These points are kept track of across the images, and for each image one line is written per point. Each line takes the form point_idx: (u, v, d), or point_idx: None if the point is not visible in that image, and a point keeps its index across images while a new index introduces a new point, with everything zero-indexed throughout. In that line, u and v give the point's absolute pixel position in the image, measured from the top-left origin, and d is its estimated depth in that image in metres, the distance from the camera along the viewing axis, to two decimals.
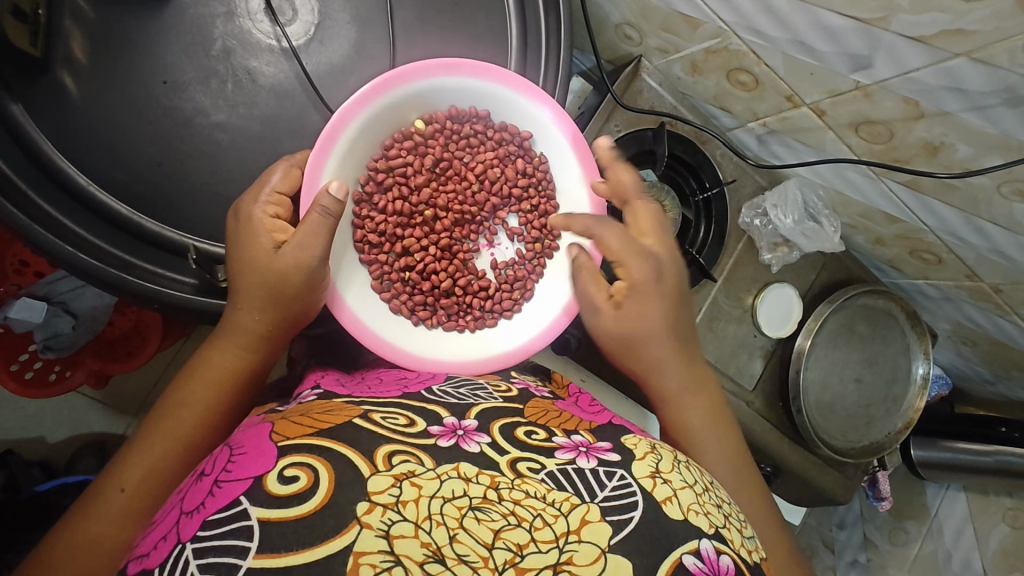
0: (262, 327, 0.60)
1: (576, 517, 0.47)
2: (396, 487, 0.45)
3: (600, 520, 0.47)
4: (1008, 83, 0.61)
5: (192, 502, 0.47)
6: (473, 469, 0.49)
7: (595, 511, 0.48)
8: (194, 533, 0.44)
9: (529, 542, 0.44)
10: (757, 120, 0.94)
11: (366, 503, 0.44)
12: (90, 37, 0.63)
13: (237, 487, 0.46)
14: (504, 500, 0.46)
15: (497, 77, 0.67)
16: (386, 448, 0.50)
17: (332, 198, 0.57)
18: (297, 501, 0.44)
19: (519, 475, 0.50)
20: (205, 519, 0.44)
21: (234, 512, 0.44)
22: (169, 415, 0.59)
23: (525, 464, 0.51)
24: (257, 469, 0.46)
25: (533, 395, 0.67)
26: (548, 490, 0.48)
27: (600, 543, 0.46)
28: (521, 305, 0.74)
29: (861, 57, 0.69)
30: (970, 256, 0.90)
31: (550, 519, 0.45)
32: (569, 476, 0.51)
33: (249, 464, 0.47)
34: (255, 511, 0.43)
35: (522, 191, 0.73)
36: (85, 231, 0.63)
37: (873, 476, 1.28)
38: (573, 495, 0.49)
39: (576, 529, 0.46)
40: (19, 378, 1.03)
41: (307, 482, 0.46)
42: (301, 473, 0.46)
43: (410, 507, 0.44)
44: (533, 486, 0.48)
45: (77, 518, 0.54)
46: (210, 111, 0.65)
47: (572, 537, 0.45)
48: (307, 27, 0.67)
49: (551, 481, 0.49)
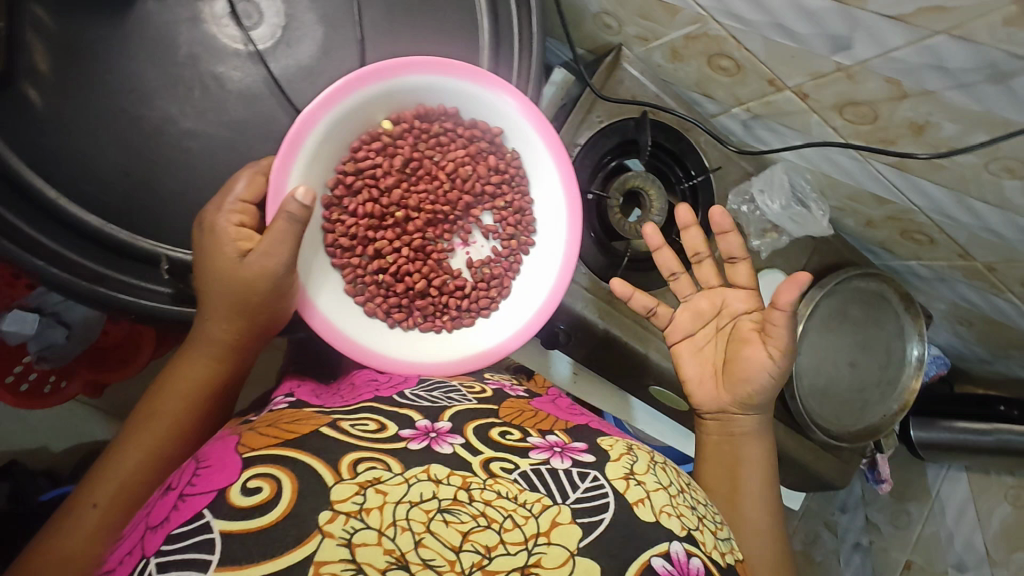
0: (230, 335, 0.61)
1: (546, 519, 0.49)
2: (360, 494, 0.47)
3: (570, 522, 0.49)
4: (990, 59, 0.59)
5: (158, 517, 0.48)
6: (444, 470, 0.51)
7: (565, 513, 0.50)
8: (158, 548, 0.45)
9: (497, 544, 0.46)
10: (741, 105, 0.92)
11: (329, 512, 0.45)
12: (52, 47, 0.63)
13: (200, 501, 0.47)
14: (474, 501, 0.48)
15: (466, 73, 0.66)
16: (353, 454, 0.50)
17: (299, 204, 0.55)
18: (259, 512, 0.46)
19: (492, 475, 0.51)
20: (168, 534, 0.45)
21: (197, 526, 0.45)
22: (137, 427, 0.59)
23: (497, 465, 0.53)
24: (220, 482, 0.48)
25: (507, 395, 0.68)
26: (520, 490, 0.50)
27: (570, 545, 0.48)
28: (498, 304, 0.73)
29: (842, 38, 0.67)
30: (961, 234, 0.89)
31: (520, 520, 0.48)
32: (541, 476, 0.52)
33: (213, 476, 0.49)
34: (218, 525, 0.45)
35: (495, 188, 0.73)
36: (53, 242, 0.62)
37: (872, 459, 1.24)
38: (546, 495, 0.51)
39: (546, 530, 0.48)
40: (13, 390, 1.04)
41: (270, 493, 0.47)
42: (264, 484, 0.48)
43: (375, 514, 0.45)
44: (505, 487, 0.50)
45: (49, 534, 0.54)
46: (179, 118, 0.65)
47: (541, 539, 0.47)
48: (273, 29, 0.66)
49: (524, 481, 0.51)
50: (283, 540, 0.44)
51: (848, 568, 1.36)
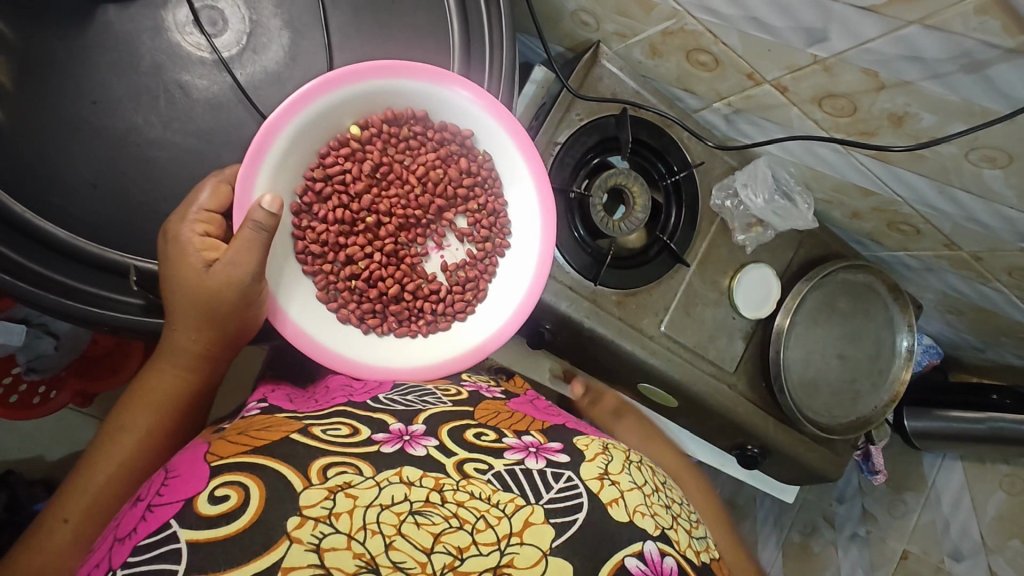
0: (198, 345, 0.62)
1: (519, 518, 0.49)
2: (329, 499, 0.47)
3: (543, 522, 0.50)
4: (964, 48, 0.59)
5: (127, 528, 0.48)
6: (416, 473, 0.51)
7: (538, 513, 0.50)
8: (124, 560, 0.45)
9: (469, 545, 0.46)
10: (721, 100, 0.92)
11: (297, 518, 0.45)
12: (14, 61, 0.63)
13: (167, 511, 0.46)
14: (447, 503, 0.48)
15: (432, 76, 0.66)
16: (321, 460, 0.50)
17: (265, 212, 0.57)
18: (226, 521, 0.45)
19: (464, 476, 0.52)
20: (135, 546, 0.45)
21: (164, 536, 0.45)
22: (108, 442, 0.60)
23: (472, 465, 0.53)
24: (186, 492, 0.47)
25: (483, 397, 0.68)
26: (493, 491, 0.50)
27: (542, 545, 0.48)
28: (475, 307, 0.74)
29: (816, 30, 0.67)
30: (945, 224, 0.88)
31: (492, 521, 0.48)
32: (514, 476, 0.53)
33: (180, 487, 0.48)
34: (184, 534, 0.44)
35: (468, 191, 0.74)
36: (18, 255, 0.62)
37: (865, 449, 1.24)
38: (518, 496, 0.51)
39: (518, 530, 0.48)
40: (4, 402, 1.02)
41: (238, 500, 0.46)
42: (231, 492, 0.47)
43: (344, 518, 0.45)
44: (478, 487, 0.51)
45: (24, 550, 0.56)
46: (145, 128, 0.65)
47: (513, 539, 0.47)
48: (238, 36, 0.67)
49: (498, 482, 0.52)
50: (250, 548, 0.44)
51: (845, 559, 1.32)
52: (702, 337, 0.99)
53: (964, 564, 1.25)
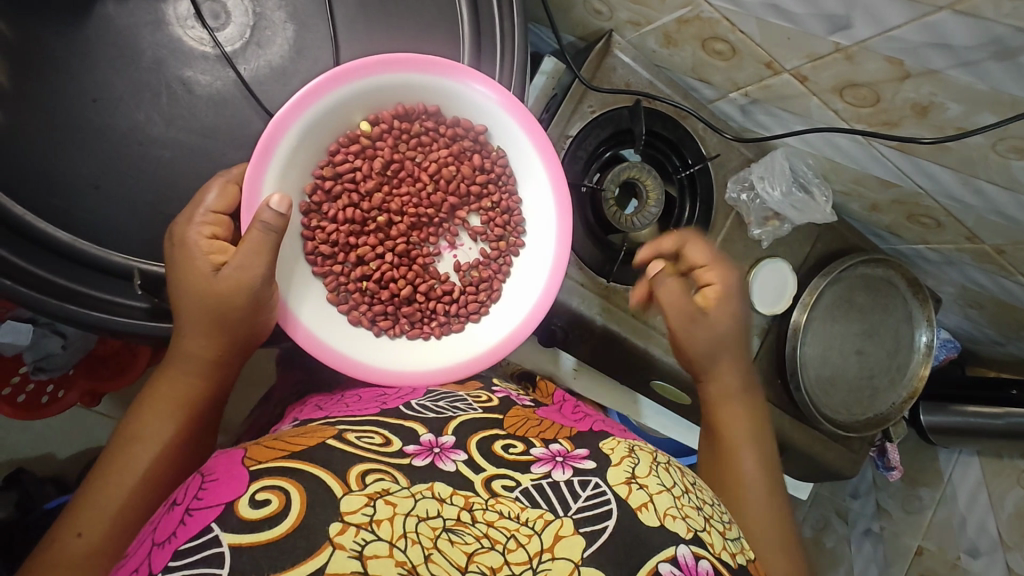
0: (209, 352, 0.60)
1: (549, 534, 0.48)
2: (369, 506, 0.45)
3: (573, 534, 0.48)
4: (996, 34, 0.56)
5: (164, 533, 0.46)
6: (447, 489, 0.49)
7: (567, 525, 0.49)
8: (165, 564, 0.43)
9: (502, 565, 0.45)
10: (738, 90, 0.89)
11: (339, 523, 0.44)
12: (8, 57, 0.61)
13: (208, 515, 0.45)
14: (477, 522, 0.47)
15: (444, 70, 0.65)
16: (359, 466, 0.49)
17: (274, 212, 0.56)
18: (269, 524, 0.44)
19: (493, 494, 0.50)
20: (176, 550, 0.43)
21: (206, 540, 0.43)
22: (119, 455, 0.58)
23: (499, 483, 0.51)
24: (228, 495, 0.46)
25: (514, 404, 0.67)
26: (522, 509, 0.49)
27: (574, 557, 0.47)
28: (489, 307, 0.73)
29: (838, 17, 0.64)
30: (969, 217, 0.86)
31: (523, 539, 0.46)
32: (543, 491, 0.51)
33: (220, 490, 0.47)
34: (226, 538, 0.43)
35: (481, 188, 0.72)
36: (17, 257, 0.60)
37: (881, 445, 1.20)
38: (547, 510, 0.49)
39: (549, 546, 0.47)
40: (11, 402, 1.01)
41: (279, 505, 0.46)
42: (272, 496, 0.46)
43: (385, 525, 0.44)
44: (507, 505, 0.49)
45: (36, 567, 0.53)
46: (147, 126, 0.64)
47: (545, 556, 0.46)
48: (241, 30, 0.65)
49: (525, 499, 0.50)
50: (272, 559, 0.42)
51: (859, 555, 1.31)
52: None
53: (981, 563, 1.18)
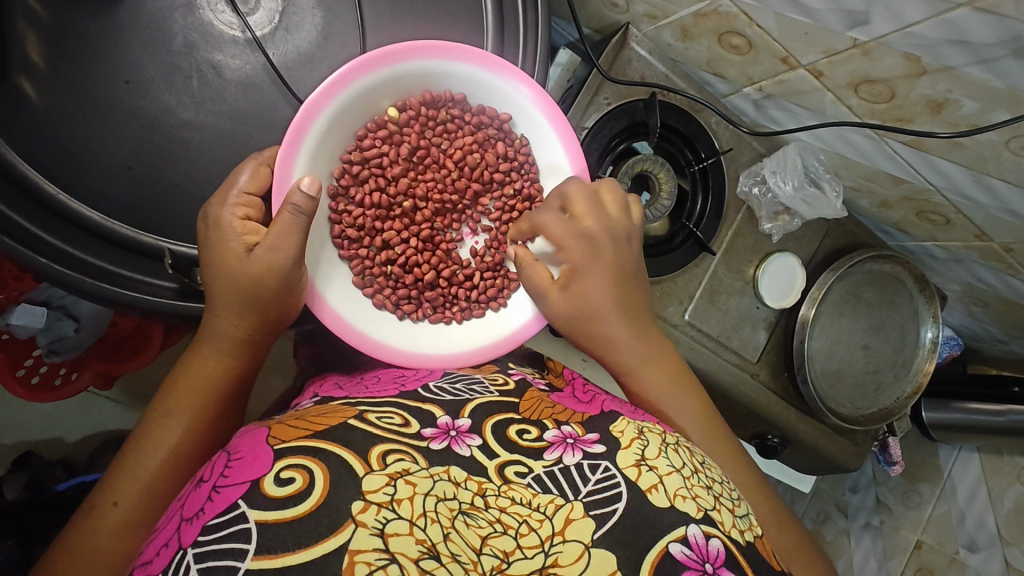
0: (240, 331, 0.61)
1: (560, 517, 0.49)
2: (390, 485, 0.47)
3: (583, 516, 0.49)
4: (1015, 32, 0.57)
5: (192, 509, 0.47)
6: (462, 474, 0.51)
7: (578, 508, 0.50)
8: (194, 539, 0.44)
9: (515, 549, 0.46)
10: (752, 84, 0.90)
11: (362, 502, 0.45)
12: (44, 38, 0.62)
13: (234, 492, 0.46)
14: (490, 508, 0.48)
15: (470, 57, 0.67)
16: (380, 446, 0.50)
17: (304, 194, 0.56)
18: (293, 502, 0.45)
19: (506, 481, 0.51)
20: (204, 525, 0.44)
21: (232, 516, 0.44)
22: (153, 427, 0.59)
23: (513, 469, 0.52)
24: (253, 473, 0.47)
25: (529, 386, 0.68)
26: (533, 495, 0.50)
27: (584, 539, 0.48)
28: (509, 295, 0.74)
29: (858, 13, 0.65)
30: (979, 215, 0.87)
31: (535, 524, 0.48)
32: (554, 477, 0.52)
33: (246, 468, 0.48)
34: (253, 515, 0.44)
35: (504, 176, 0.73)
36: (51, 236, 0.61)
37: (882, 441, 1.21)
38: (558, 495, 0.50)
39: (560, 529, 0.48)
40: (25, 383, 1.00)
41: (303, 483, 0.46)
42: (296, 474, 0.47)
43: (405, 505, 0.45)
44: (520, 492, 0.50)
45: (77, 532, 0.55)
46: (178, 109, 0.65)
47: (556, 539, 0.47)
48: (270, 15, 0.66)
49: (537, 485, 0.51)
50: (296, 535, 0.43)
51: (858, 548, 1.30)
52: (726, 325, 0.98)
53: (978, 556, 1.20)
